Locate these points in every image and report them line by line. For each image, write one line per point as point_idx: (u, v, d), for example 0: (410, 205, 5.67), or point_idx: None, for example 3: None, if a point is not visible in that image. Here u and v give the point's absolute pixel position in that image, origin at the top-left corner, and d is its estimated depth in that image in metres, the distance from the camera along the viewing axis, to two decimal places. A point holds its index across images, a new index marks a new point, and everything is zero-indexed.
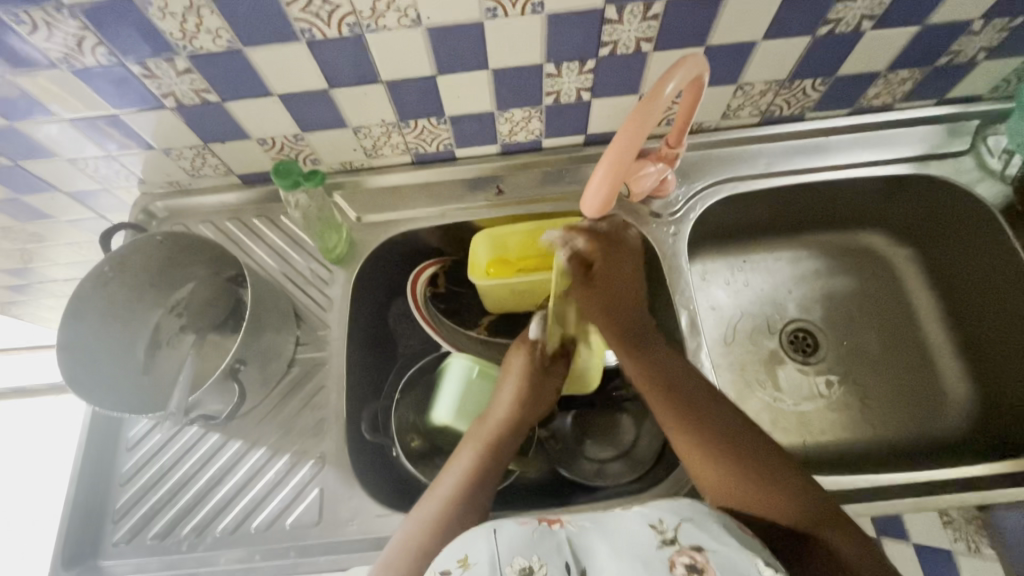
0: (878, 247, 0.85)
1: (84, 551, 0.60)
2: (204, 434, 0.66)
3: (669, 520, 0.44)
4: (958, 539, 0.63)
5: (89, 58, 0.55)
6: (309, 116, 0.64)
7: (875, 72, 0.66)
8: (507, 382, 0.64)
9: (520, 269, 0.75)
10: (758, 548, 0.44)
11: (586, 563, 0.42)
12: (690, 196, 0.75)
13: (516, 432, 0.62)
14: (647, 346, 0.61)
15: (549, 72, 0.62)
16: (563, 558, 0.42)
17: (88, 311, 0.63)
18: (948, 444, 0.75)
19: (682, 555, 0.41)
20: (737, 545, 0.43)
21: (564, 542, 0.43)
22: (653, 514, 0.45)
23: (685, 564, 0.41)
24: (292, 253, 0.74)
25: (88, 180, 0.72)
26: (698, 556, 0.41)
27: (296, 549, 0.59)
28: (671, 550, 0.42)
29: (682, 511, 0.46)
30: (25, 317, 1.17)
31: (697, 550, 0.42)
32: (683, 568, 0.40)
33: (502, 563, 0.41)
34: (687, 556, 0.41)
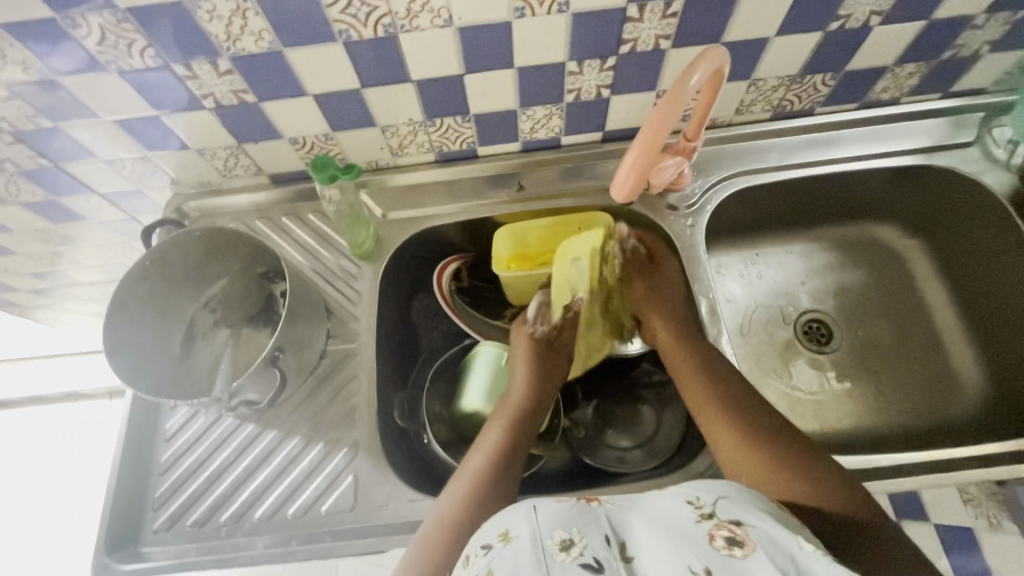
0: (888, 239, 0.87)
1: (126, 539, 0.62)
2: (240, 424, 0.67)
3: (705, 497, 0.46)
4: (979, 517, 0.62)
5: (137, 60, 0.58)
6: (341, 115, 0.67)
7: (883, 66, 0.69)
8: (517, 367, 0.68)
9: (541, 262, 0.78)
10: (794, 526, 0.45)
11: (626, 536, 0.43)
12: (706, 190, 0.77)
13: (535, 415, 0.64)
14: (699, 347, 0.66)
15: (572, 70, 0.64)
16: (603, 532, 0.43)
17: (130, 304, 0.66)
18: (964, 427, 0.77)
19: (721, 529, 0.42)
20: (774, 523, 0.44)
21: (604, 518, 0.44)
22: (691, 493, 0.47)
23: (724, 536, 0.42)
24: (320, 249, 0.76)
25: (123, 181, 0.74)
26: (736, 530, 0.42)
27: (332, 534, 0.61)
28: (710, 524, 0.43)
29: (718, 490, 0.47)
30: (46, 322, 1.19)
31: (735, 524, 0.43)
32: (723, 540, 0.41)
33: (543, 536, 0.42)
34: (726, 529, 0.42)
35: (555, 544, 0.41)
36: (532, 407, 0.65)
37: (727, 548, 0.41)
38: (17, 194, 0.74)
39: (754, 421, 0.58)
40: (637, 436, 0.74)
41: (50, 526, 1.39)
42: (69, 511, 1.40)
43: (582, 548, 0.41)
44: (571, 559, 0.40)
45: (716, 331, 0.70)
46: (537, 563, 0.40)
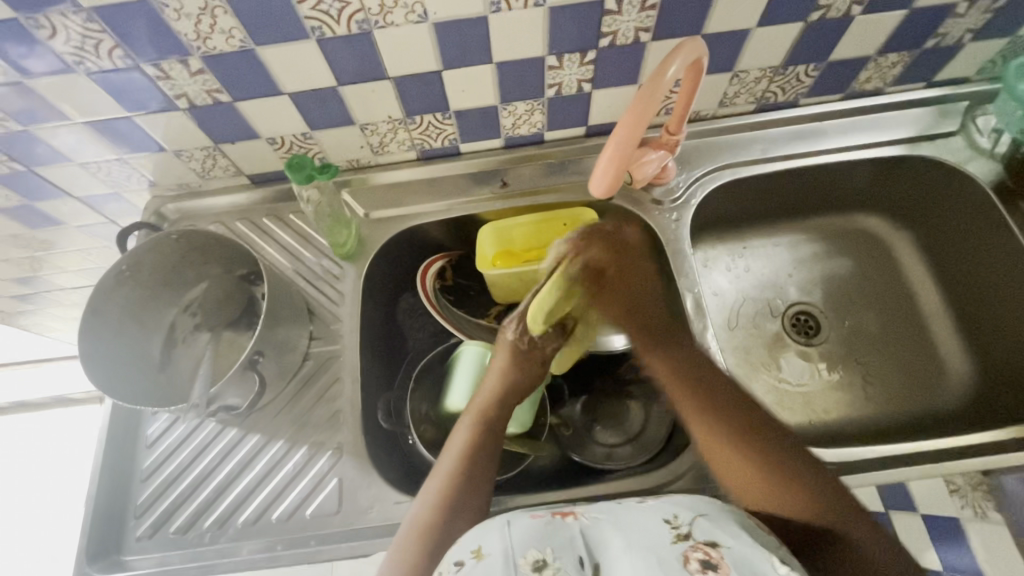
0: (874, 229, 0.87)
1: (107, 547, 0.61)
2: (222, 429, 0.67)
3: (683, 516, 0.46)
4: (964, 506, 0.62)
5: (105, 60, 0.56)
6: (318, 114, 0.66)
7: (865, 56, 0.68)
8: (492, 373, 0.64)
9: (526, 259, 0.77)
10: (771, 544, 0.45)
11: (600, 556, 0.43)
12: (690, 183, 0.77)
13: (506, 407, 0.62)
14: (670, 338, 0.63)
15: (551, 65, 0.63)
16: (577, 552, 0.43)
17: (107, 310, 0.65)
18: (951, 416, 0.77)
19: (696, 550, 0.42)
20: (750, 542, 0.44)
21: (578, 535, 0.45)
22: (670, 509, 0.46)
23: (699, 559, 0.42)
24: (302, 250, 0.75)
25: (99, 184, 0.73)
26: (712, 552, 0.42)
27: (317, 538, 0.60)
28: (686, 545, 0.43)
29: (696, 506, 0.47)
30: (31, 328, 1.17)
31: (710, 546, 0.43)
32: (698, 562, 0.42)
33: (516, 555, 0.42)
34: (701, 551, 0.42)
35: (527, 564, 0.42)
36: (502, 400, 0.62)
37: (702, 572, 0.41)
38: None
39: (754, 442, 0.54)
40: (625, 432, 0.74)
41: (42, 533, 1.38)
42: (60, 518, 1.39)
43: (554, 569, 0.41)
44: None
45: (702, 326, 0.70)
46: None
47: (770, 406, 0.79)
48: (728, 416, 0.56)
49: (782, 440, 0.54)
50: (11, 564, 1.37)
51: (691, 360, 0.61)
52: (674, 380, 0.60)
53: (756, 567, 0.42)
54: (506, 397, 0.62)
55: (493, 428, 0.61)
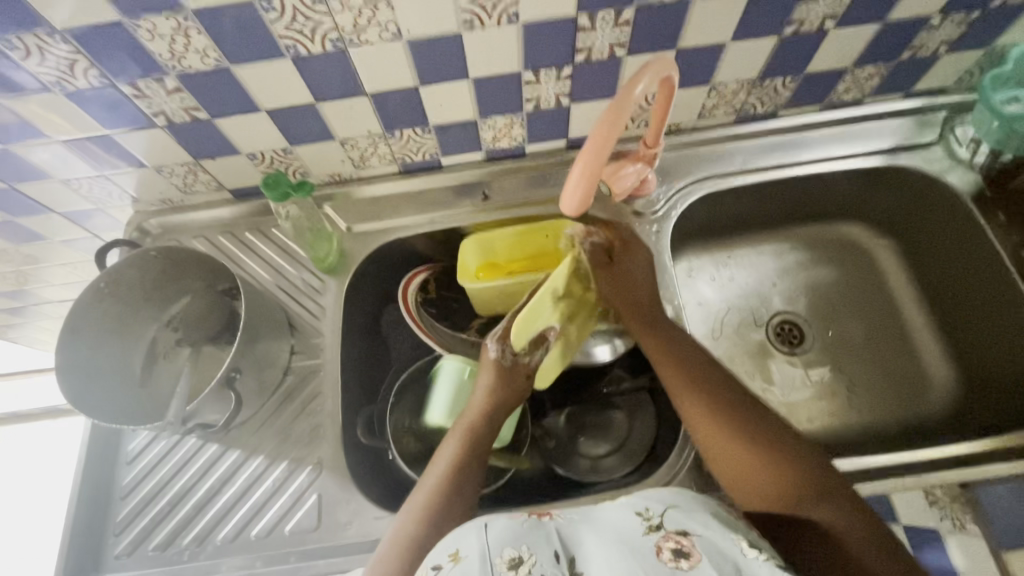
0: (857, 238, 0.87)
1: (86, 566, 0.61)
2: (203, 444, 0.67)
3: (654, 507, 0.46)
4: (944, 518, 0.61)
5: (81, 80, 0.57)
6: (297, 130, 0.66)
7: (841, 69, 0.69)
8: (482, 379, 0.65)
9: (509, 271, 0.77)
10: (743, 530, 0.45)
11: (575, 551, 0.43)
12: (671, 195, 0.77)
13: (494, 422, 0.63)
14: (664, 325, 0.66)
15: (528, 80, 0.64)
16: (553, 547, 0.43)
17: (85, 328, 0.65)
18: (935, 425, 0.77)
19: (668, 541, 0.42)
20: (721, 530, 0.44)
21: (553, 533, 0.44)
22: (640, 502, 0.46)
23: (671, 548, 0.42)
24: (284, 264, 0.75)
25: (82, 200, 0.73)
26: (683, 541, 0.42)
27: (296, 554, 0.60)
28: (658, 536, 0.43)
29: (667, 498, 0.47)
30: (21, 341, 1.17)
31: (682, 535, 0.43)
32: (670, 551, 0.41)
33: (492, 555, 0.42)
34: (673, 541, 0.42)
35: (503, 563, 0.41)
36: (488, 416, 0.62)
37: (674, 560, 0.41)
38: None
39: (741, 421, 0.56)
40: (609, 442, 0.74)
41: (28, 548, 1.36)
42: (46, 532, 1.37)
43: (530, 566, 0.41)
44: None
45: None
46: None
47: None
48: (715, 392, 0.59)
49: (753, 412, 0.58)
50: None
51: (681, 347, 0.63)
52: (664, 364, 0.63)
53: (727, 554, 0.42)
54: (492, 415, 0.63)
55: (478, 442, 0.61)
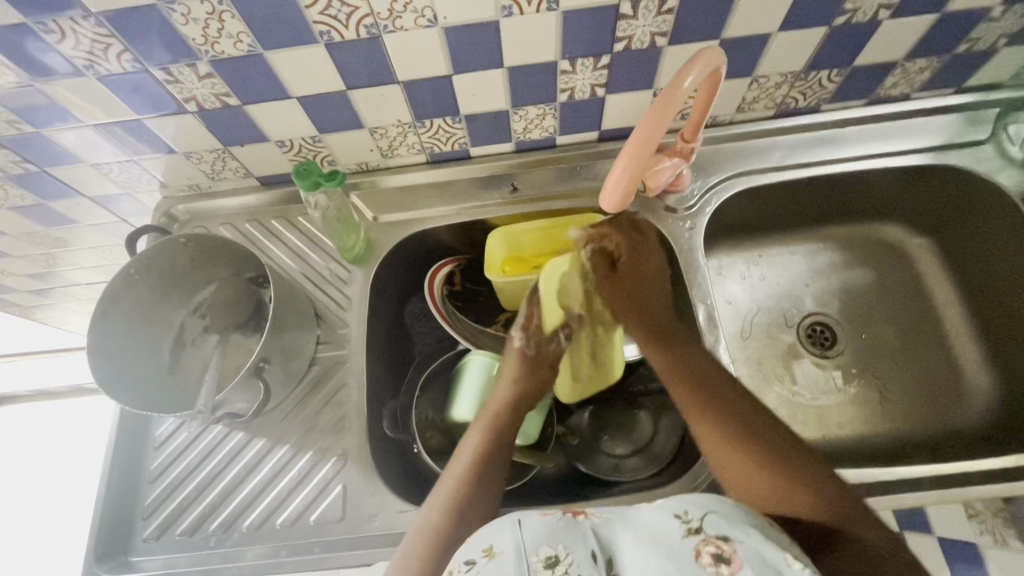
0: (895, 239, 0.84)
1: (115, 548, 0.62)
2: (229, 431, 0.67)
3: (694, 511, 0.44)
4: (983, 532, 0.61)
5: (113, 64, 0.56)
6: (327, 117, 0.65)
7: (892, 62, 0.66)
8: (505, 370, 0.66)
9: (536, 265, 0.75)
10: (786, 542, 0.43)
11: (613, 551, 0.42)
12: (706, 190, 0.75)
13: (516, 419, 0.62)
14: (679, 340, 0.64)
15: (564, 69, 0.62)
16: (590, 547, 0.42)
17: (115, 312, 0.65)
18: (971, 436, 0.74)
19: (708, 544, 0.40)
20: (764, 540, 0.41)
21: (589, 532, 0.43)
22: (679, 505, 0.45)
23: (712, 552, 0.40)
24: (310, 253, 0.75)
25: (112, 184, 0.73)
26: (724, 546, 0.40)
27: (321, 545, 0.60)
28: (697, 540, 0.41)
29: (707, 502, 0.45)
30: (48, 321, 1.19)
31: (723, 540, 0.41)
32: (710, 556, 0.40)
33: (527, 552, 0.41)
34: (713, 545, 0.40)
35: (539, 561, 0.40)
36: (512, 408, 0.63)
37: (714, 565, 0.39)
38: (6, 198, 0.74)
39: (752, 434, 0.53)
40: (633, 442, 0.73)
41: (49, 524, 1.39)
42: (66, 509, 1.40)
43: (567, 565, 0.40)
44: None
45: (714, 338, 0.68)
46: None
47: (782, 419, 0.77)
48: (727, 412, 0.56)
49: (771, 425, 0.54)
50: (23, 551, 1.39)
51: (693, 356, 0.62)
52: (674, 379, 0.60)
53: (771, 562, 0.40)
54: (517, 404, 0.63)
55: (505, 436, 0.61)
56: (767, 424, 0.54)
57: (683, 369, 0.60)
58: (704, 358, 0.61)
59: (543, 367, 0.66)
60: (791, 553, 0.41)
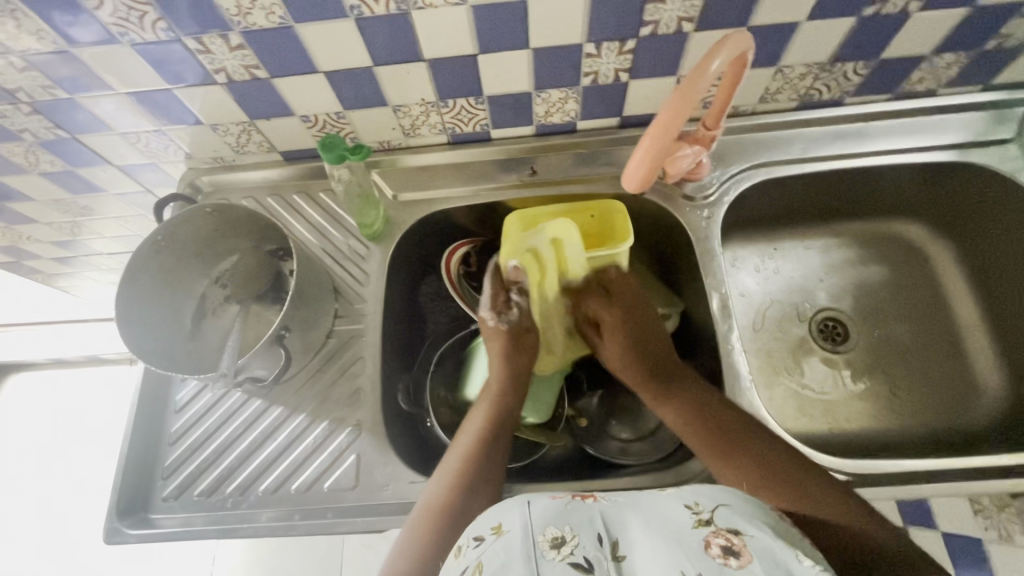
0: (913, 238, 0.84)
1: (136, 504, 0.64)
2: (248, 399, 0.69)
3: (704, 502, 0.45)
4: (989, 528, 0.71)
5: (148, 32, 0.57)
6: (352, 94, 0.66)
7: (919, 56, 0.65)
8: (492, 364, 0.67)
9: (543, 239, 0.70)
10: (797, 540, 0.44)
11: (619, 535, 0.42)
12: (724, 180, 0.75)
13: (518, 396, 0.65)
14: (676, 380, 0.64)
15: (589, 52, 0.62)
16: (596, 529, 0.42)
17: (142, 278, 0.66)
18: (982, 435, 0.74)
19: (717, 536, 0.41)
20: (773, 537, 0.42)
21: (596, 515, 0.44)
22: (689, 496, 0.45)
23: (720, 544, 0.40)
24: (331, 229, 0.76)
25: (138, 153, 0.75)
26: (734, 539, 0.41)
27: (333, 511, 0.62)
28: (707, 531, 0.42)
29: (718, 496, 0.46)
30: (69, 289, 1.22)
31: (733, 534, 0.42)
32: (719, 548, 0.40)
33: (534, 532, 0.42)
34: (723, 537, 0.41)
35: (545, 541, 0.41)
36: (512, 386, 0.65)
37: (723, 557, 0.39)
38: (37, 164, 0.75)
39: (772, 466, 0.54)
40: (639, 428, 0.73)
41: (61, 487, 1.42)
42: (79, 474, 1.43)
43: (573, 546, 0.41)
44: (560, 557, 0.40)
45: (727, 326, 0.69)
46: (527, 559, 0.40)
47: (790, 411, 0.78)
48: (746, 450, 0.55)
49: (767, 440, 0.57)
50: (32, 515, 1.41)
51: (691, 390, 0.63)
52: (685, 428, 0.59)
53: (781, 561, 0.40)
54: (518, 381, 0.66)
55: (508, 414, 0.63)
56: (769, 450, 0.55)
57: (698, 419, 0.59)
58: (704, 395, 0.61)
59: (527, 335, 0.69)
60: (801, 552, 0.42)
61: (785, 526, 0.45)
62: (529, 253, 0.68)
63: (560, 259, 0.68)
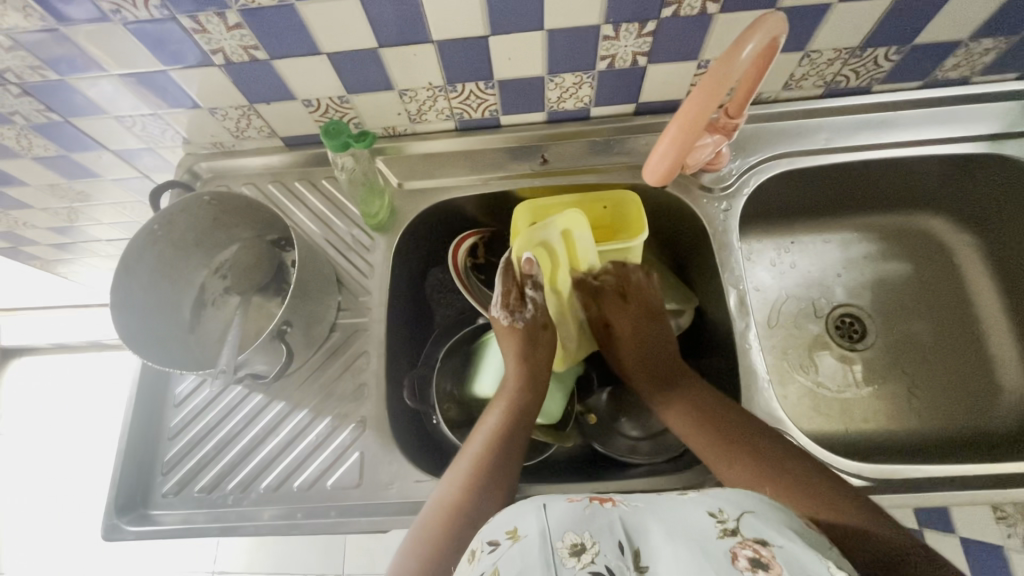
0: (937, 233, 0.81)
1: (135, 500, 0.63)
2: (249, 393, 0.67)
3: (730, 510, 0.42)
4: (1011, 536, 0.71)
5: (141, 10, 0.54)
6: (357, 77, 0.63)
7: (956, 41, 0.62)
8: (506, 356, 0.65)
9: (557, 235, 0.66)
10: (827, 550, 0.41)
11: (641, 542, 0.40)
12: (744, 170, 0.72)
13: (535, 396, 0.63)
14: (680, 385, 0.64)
15: (606, 35, 0.59)
16: (616, 536, 0.40)
17: (139, 269, 0.64)
18: (1003, 436, 0.72)
19: (745, 548, 0.39)
20: (802, 547, 0.40)
21: (617, 521, 0.42)
22: (715, 503, 0.43)
23: (748, 556, 0.38)
24: (334, 218, 0.74)
25: (134, 138, 0.72)
26: (762, 550, 0.39)
27: (337, 510, 0.60)
28: (733, 541, 0.39)
29: (745, 503, 0.44)
30: (69, 275, 1.20)
31: (761, 544, 0.39)
32: (746, 560, 0.38)
33: (552, 538, 0.40)
34: (750, 549, 0.39)
35: (564, 548, 0.39)
36: (530, 388, 0.63)
37: (751, 570, 0.37)
38: (29, 148, 0.73)
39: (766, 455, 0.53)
40: (649, 427, 0.71)
41: (62, 473, 1.42)
42: (82, 461, 1.43)
43: (593, 555, 0.39)
44: (580, 566, 0.38)
45: (744, 324, 0.66)
46: (545, 565, 0.38)
47: (805, 410, 0.76)
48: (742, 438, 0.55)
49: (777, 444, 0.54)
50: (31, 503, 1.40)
51: (699, 399, 0.61)
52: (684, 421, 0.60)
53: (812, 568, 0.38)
54: (534, 384, 0.63)
55: (523, 417, 0.61)
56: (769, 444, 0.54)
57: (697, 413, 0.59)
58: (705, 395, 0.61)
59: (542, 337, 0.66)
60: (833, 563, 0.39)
61: (815, 535, 0.43)
62: (540, 246, 0.65)
63: (567, 249, 0.67)
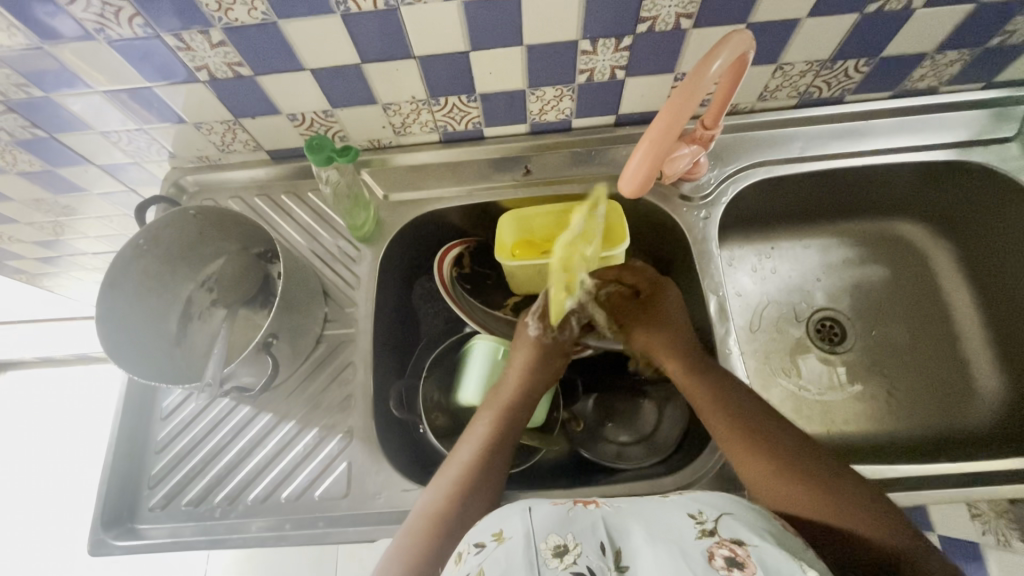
0: (915, 238, 0.83)
1: (122, 515, 0.63)
2: (237, 404, 0.68)
3: (708, 512, 0.44)
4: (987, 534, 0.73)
5: (125, 29, 0.55)
6: (340, 91, 0.64)
7: (922, 53, 0.64)
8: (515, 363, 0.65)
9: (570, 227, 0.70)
10: (802, 551, 0.43)
11: (621, 543, 0.41)
12: (722, 180, 0.73)
13: (527, 409, 0.62)
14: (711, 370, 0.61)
15: (584, 49, 0.60)
16: (598, 538, 0.41)
17: (125, 283, 0.64)
18: (978, 435, 0.74)
19: (721, 547, 0.40)
20: (776, 547, 0.41)
21: (599, 523, 0.43)
22: (694, 506, 0.45)
23: (724, 555, 0.39)
24: (320, 230, 0.74)
25: (120, 153, 0.73)
26: (738, 549, 0.40)
27: (326, 520, 0.61)
28: (711, 541, 0.40)
29: (723, 505, 0.45)
30: (54, 289, 1.19)
31: (736, 544, 0.40)
32: (723, 559, 0.39)
33: (537, 540, 0.41)
34: (726, 548, 0.40)
35: (547, 549, 0.40)
36: (523, 396, 0.62)
37: (727, 568, 0.38)
38: (14, 163, 0.73)
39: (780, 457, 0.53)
40: (638, 431, 0.73)
41: (48, 488, 1.41)
42: (68, 476, 1.41)
43: (575, 555, 0.39)
44: (562, 566, 0.39)
45: (724, 329, 0.67)
46: (528, 566, 0.39)
47: (786, 413, 0.77)
48: (767, 441, 0.54)
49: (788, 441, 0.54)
50: (13, 518, 1.38)
51: (721, 396, 0.58)
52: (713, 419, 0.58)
53: (783, 567, 0.39)
54: (529, 392, 0.63)
55: (514, 425, 0.61)
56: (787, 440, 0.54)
57: (721, 409, 0.57)
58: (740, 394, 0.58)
59: (557, 358, 0.66)
60: (806, 563, 0.40)
61: (791, 538, 0.44)
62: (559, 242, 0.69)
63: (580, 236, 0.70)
